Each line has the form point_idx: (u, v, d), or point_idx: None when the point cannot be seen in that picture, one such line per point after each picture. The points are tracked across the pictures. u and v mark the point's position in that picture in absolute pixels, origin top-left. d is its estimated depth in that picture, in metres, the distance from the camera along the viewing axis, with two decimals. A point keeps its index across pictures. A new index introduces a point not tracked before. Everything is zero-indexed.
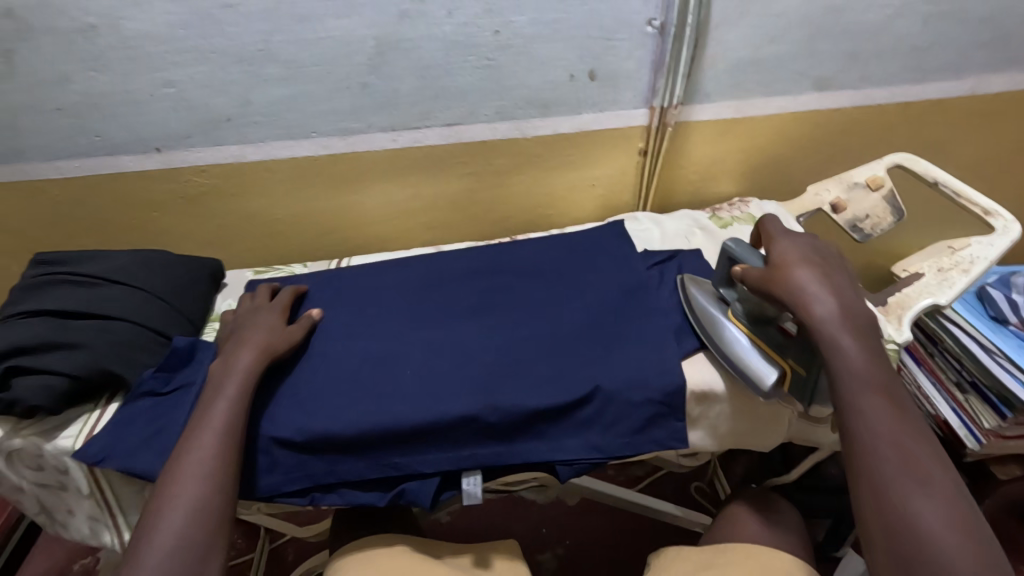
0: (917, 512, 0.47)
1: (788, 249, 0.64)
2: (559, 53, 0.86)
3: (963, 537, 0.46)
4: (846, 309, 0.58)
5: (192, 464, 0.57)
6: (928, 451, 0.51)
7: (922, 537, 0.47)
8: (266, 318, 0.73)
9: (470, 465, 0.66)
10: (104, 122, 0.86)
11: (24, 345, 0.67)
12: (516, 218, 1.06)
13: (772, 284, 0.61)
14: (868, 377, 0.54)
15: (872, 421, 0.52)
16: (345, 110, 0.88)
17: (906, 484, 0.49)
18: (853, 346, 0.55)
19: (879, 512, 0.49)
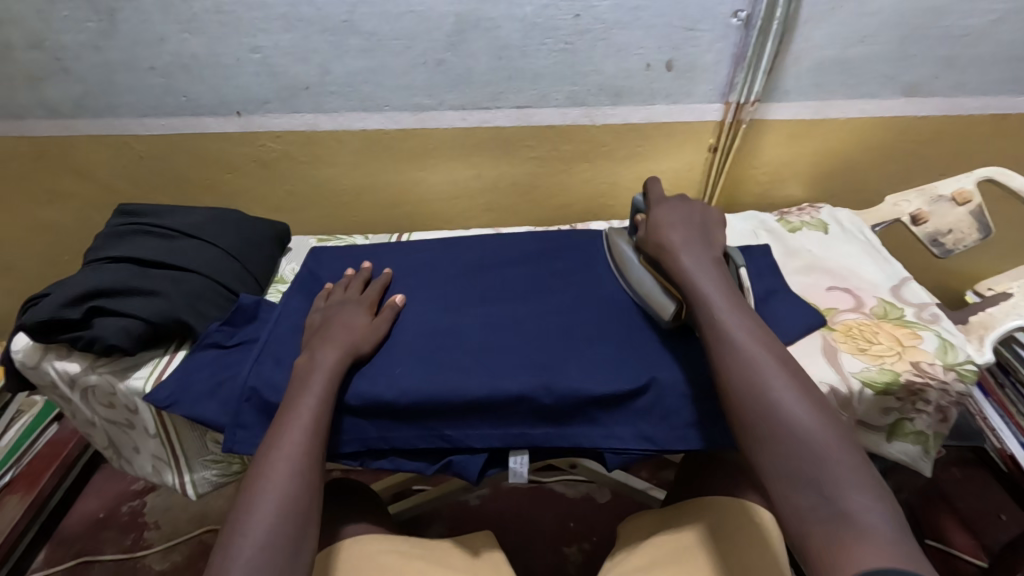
0: (769, 396, 0.52)
1: (660, 211, 0.73)
2: (639, 40, 0.85)
3: (807, 406, 0.51)
4: (696, 254, 0.66)
5: (280, 461, 0.57)
6: (771, 344, 0.56)
7: (773, 415, 0.51)
8: (355, 315, 0.72)
9: (519, 444, 0.66)
10: (191, 83, 0.90)
11: (107, 288, 0.71)
12: (576, 206, 1.06)
13: (651, 238, 0.71)
14: (712, 295, 0.61)
15: (721, 327, 0.58)
16: (420, 86, 0.90)
17: (756, 375, 0.54)
18: (702, 278, 0.63)
19: (740, 407, 0.53)
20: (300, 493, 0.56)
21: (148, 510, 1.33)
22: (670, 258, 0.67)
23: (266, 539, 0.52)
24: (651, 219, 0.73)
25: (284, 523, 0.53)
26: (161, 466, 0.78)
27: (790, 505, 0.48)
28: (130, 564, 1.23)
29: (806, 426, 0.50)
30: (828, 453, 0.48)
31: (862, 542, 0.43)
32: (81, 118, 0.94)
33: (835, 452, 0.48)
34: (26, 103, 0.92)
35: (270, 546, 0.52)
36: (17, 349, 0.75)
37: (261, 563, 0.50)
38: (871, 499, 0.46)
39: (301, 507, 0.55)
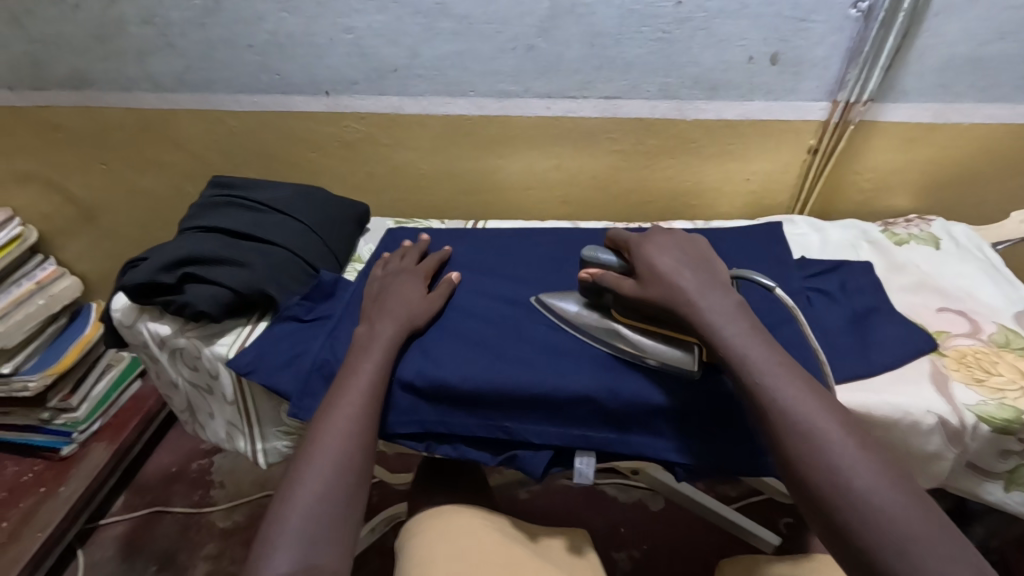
0: (845, 485, 0.45)
1: (652, 256, 0.62)
2: (745, 30, 0.80)
3: (891, 490, 0.44)
4: (716, 304, 0.57)
5: (336, 422, 0.58)
6: (830, 411, 0.49)
7: (854, 510, 0.44)
8: (409, 285, 0.73)
9: (584, 446, 0.64)
10: (285, 62, 0.92)
11: (200, 256, 0.73)
12: (657, 205, 1.02)
13: (652, 292, 0.60)
14: (751, 349, 0.53)
15: (769, 396, 0.50)
16: (507, 72, 0.88)
17: (830, 461, 0.46)
18: (735, 332, 0.54)
19: (813, 496, 0.46)
20: (356, 449, 0.56)
21: (215, 468, 1.40)
22: (688, 312, 0.57)
23: (320, 497, 0.53)
24: (642, 269, 0.61)
25: (337, 482, 0.54)
26: (236, 431, 0.81)
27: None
28: (197, 518, 1.30)
29: (897, 521, 0.43)
30: (927, 554, 0.42)
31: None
32: (182, 92, 0.98)
33: (937, 549, 0.42)
34: (135, 76, 0.97)
35: (323, 507, 0.52)
36: (115, 308, 0.79)
37: (312, 523, 0.51)
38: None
39: (355, 466, 0.56)
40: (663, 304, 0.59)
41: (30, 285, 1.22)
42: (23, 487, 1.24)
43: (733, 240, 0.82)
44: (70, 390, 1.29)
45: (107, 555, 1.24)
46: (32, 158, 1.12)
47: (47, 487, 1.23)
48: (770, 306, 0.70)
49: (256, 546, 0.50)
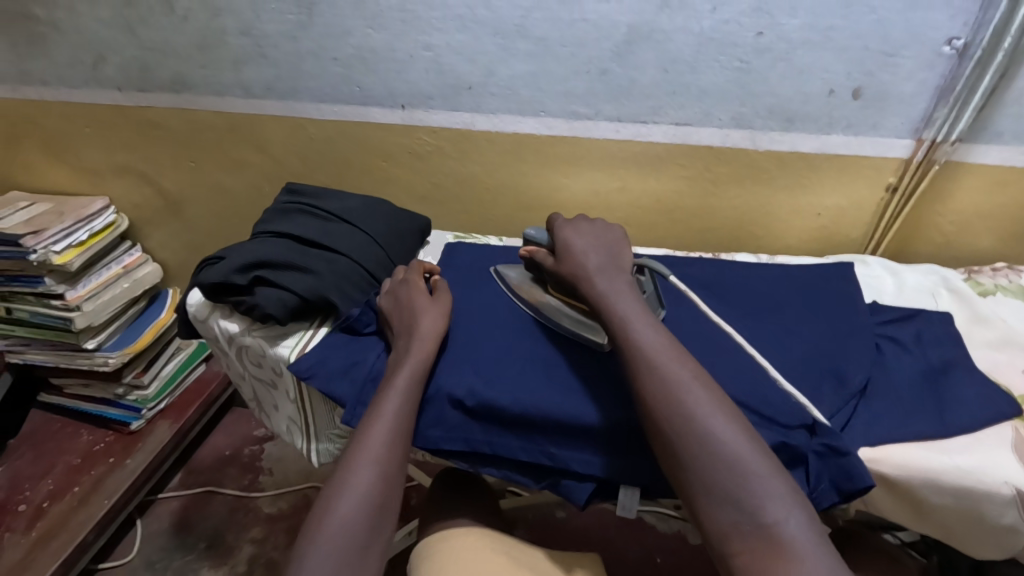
0: (688, 416, 0.52)
1: (567, 238, 0.71)
2: (827, 62, 0.80)
3: (722, 419, 0.52)
4: (611, 278, 0.65)
5: (359, 471, 0.57)
6: (684, 360, 0.57)
7: (689, 436, 0.51)
8: (422, 294, 0.73)
9: (630, 481, 0.63)
10: (366, 75, 0.96)
11: (271, 260, 0.78)
12: (719, 233, 1.00)
13: (564, 267, 0.69)
14: (631, 316, 0.61)
15: (636, 346, 0.58)
16: (579, 94, 0.90)
17: (680, 399, 0.53)
18: (620, 302, 0.62)
19: (660, 427, 0.53)
20: (382, 484, 0.57)
21: (265, 456, 1.45)
22: (587, 281, 0.66)
23: (340, 550, 0.53)
24: (561, 249, 0.70)
25: (357, 535, 0.54)
26: (293, 429, 0.85)
27: (714, 522, 0.49)
28: (245, 502, 1.35)
29: (726, 443, 0.51)
30: (746, 467, 0.49)
31: (783, 556, 0.45)
32: (269, 99, 1.04)
33: (756, 467, 0.50)
34: (228, 83, 1.04)
35: (347, 561, 0.53)
36: (190, 303, 0.84)
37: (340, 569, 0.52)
38: (791, 509, 0.48)
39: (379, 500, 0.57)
40: (570, 274, 0.68)
41: (117, 269, 1.31)
42: (93, 456, 1.33)
43: (802, 279, 0.80)
44: (143, 368, 1.37)
45: (161, 528, 1.31)
46: (130, 152, 1.21)
47: (115, 458, 1.32)
48: (814, 350, 0.69)
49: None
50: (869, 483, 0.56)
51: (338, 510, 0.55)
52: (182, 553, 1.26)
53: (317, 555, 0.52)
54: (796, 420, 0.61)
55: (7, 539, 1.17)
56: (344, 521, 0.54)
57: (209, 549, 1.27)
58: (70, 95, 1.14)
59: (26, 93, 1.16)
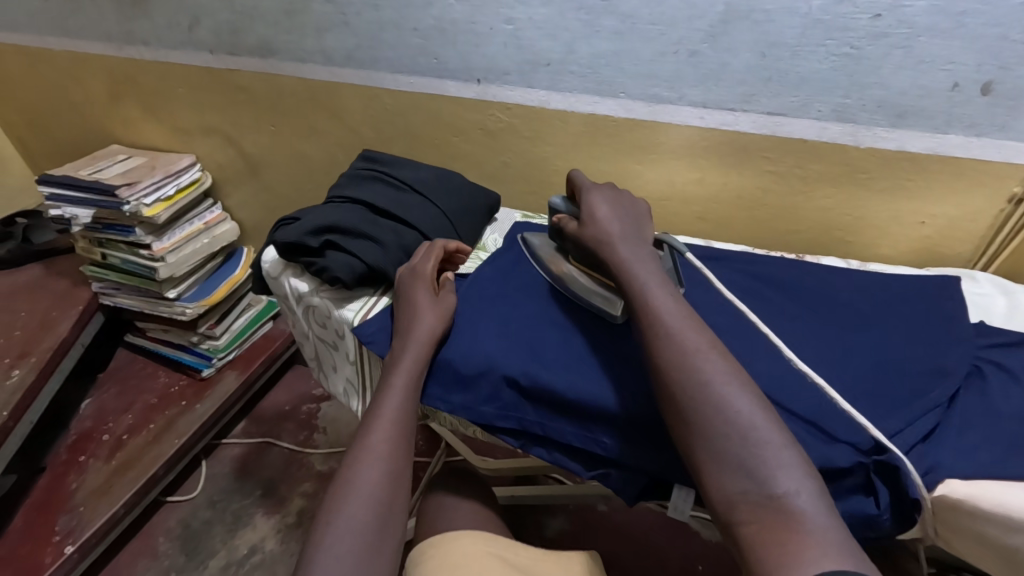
0: (704, 383, 0.49)
1: (593, 202, 0.67)
2: (954, 52, 0.71)
3: (740, 388, 0.48)
4: (634, 247, 0.63)
5: (365, 469, 0.58)
6: (702, 328, 0.54)
7: (700, 402, 0.48)
8: (420, 295, 0.71)
9: (687, 483, 0.59)
10: (444, 47, 0.95)
11: (345, 226, 0.78)
12: (805, 235, 0.93)
13: (586, 232, 0.66)
14: (649, 284, 0.58)
15: (652, 310, 0.55)
16: (664, 76, 0.84)
17: (696, 365, 0.50)
18: (638, 268, 0.60)
19: (672, 392, 0.50)
20: (386, 481, 0.57)
21: (321, 415, 1.51)
22: (610, 248, 0.63)
23: (351, 549, 0.53)
24: (584, 216, 0.67)
25: (368, 531, 0.54)
26: (351, 390, 0.87)
27: (723, 490, 0.46)
28: (300, 456, 1.42)
29: (739, 411, 0.47)
30: (760, 437, 0.46)
31: (792, 529, 0.42)
32: (348, 68, 1.05)
33: (768, 437, 0.46)
34: (311, 49, 1.06)
35: (359, 557, 0.53)
36: (266, 260, 0.87)
37: (351, 567, 0.52)
38: (802, 481, 0.44)
39: (386, 497, 0.57)
40: (592, 242, 0.65)
41: (199, 225, 1.38)
42: (168, 398, 1.43)
43: (896, 293, 0.72)
44: (216, 321, 1.45)
45: (223, 471, 1.40)
46: (217, 114, 1.26)
47: (187, 401, 1.41)
48: (907, 368, 0.63)
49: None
50: (918, 497, 0.52)
51: (346, 508, 0.55)
52: (240, 497, 1.34)
53: (328, 553, 0.52)
54: (856, 441, 0.56)
55: (90, 465, 1.28)
56: (354, 520, 0.54)
57: (264, 497, 1.34)
58: (167, 56, 1.20)
59: (128, 53, 1.23)
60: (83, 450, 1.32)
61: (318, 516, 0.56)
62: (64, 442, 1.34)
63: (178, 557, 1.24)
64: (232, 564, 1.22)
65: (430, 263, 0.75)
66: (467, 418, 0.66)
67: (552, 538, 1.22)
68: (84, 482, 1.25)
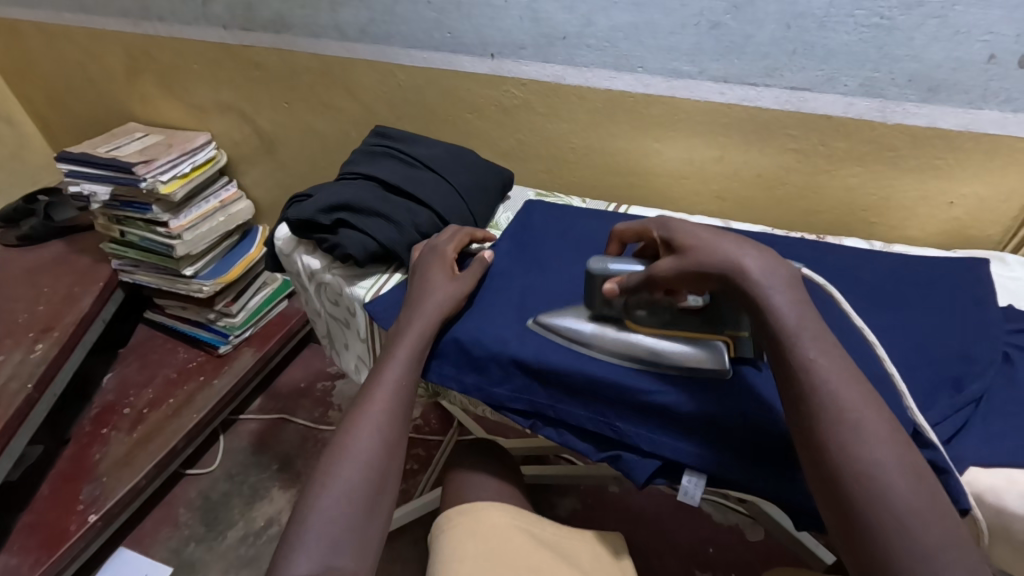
0: (879, 479, 0.43)
1: (689, 228, 0.57)
2: (992, 22, 0.67)
3: (919, 488, 0.43)
4: (770, 273, 0.52)
5: (360, 435, 0.58)
6: (873, 397, 0.47)
7: (875, 496, 0.43)
8: (438, 273, 0.71)
9: (696, 465, 0.58)
10: (458, 20, 0.93)
11: (356, 204, 0.78)
12: (828, 215, 0.91)
13: (692, 262, 0.54)
14: (805, 330, 0.49)
15: (815, 369, 0.48)
16: (684, 49, 0.82)
17: (872, 456, 0.44)
18: (785, 304, 0.50)
19: (837, 479, 0.45)
20: (380, 450, 0.57)
21: (336, 393, 1.53)
22: (734, 274, 0.52)
23: (341, 516, 0.53)
24: (681, 238, 0.56)
25: (359, 498, 0.54)
26: (363, 367, 0.88)
27: None
28: (315, 433, 1.44)
29: (919, 517, 0.42)
30: (945, 555, 0.41)
31: None
32: (362, 43, 1.03)
33: (954, 555, 0.41)
34: (325, 24, 1.04)
35: (348, 523, 0.53)
36: (279, 237, 0.87)
37: (339, 532, 0.52)
38: None
39: (380, 466, 0.57)
40: (704, 267, 0.53)
41: (214, 203, 1.38)
42: (187, 372, 1.45)
43: (922, 275, 0.70)
44: (232, 298, 1.46)
45: (241, 445, 1.43)
46: (232, 91, 1.26)
47: (205, 376, 1.43)
48: (930, 352, 0.61)
49: (285, 539, 0.52)
50: (967, 507, 0.50)
51: (337, 473, 0.55)
52: (257, 471, 1.37)
53: (316, 517, 0.53)
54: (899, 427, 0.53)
55: (113, 437, 1.31)
56: (345, 487, 0.55)
57: (281, 471, 1.36)
58: (182, 31, 1.19)
59: (144, 28, 1.22)
60: (105, 422, 1.35)
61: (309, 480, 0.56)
62: (87, 414, 1.37)
63: (198, 527, 1.27)
64: (250, 535, 1.25)
65: (450, 247, 0.74)
66: (478, 398, 0.67)
67: (563, 517, 1.23)
68: (106, 453, 1.28)
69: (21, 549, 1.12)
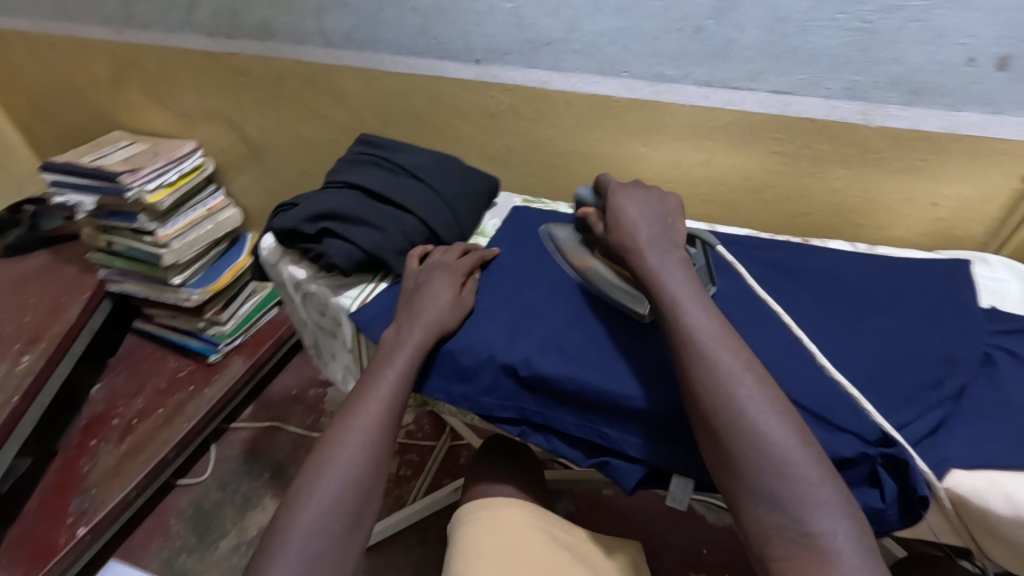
0: (737, 411, 0.49)
1: (619, 204, 0.66)
2: (973, 24, 0.68)
3: (777, 417, 0.48)
4: (662, 253, 0.61)
5: (347, 448, 0.57)
6: (736, 342, 0.53)
7: (744, 434, 0.48)
8: (447, 285, 0.70)
9: (685, 471, 0.58)
10: (443, 27, 0.93)
11: (340, 212, 0.78)
12: (814, 217, 0.91)
13: (615, 236, 0.64)
14: (678, 292, 0.57)
15: (688, 325, 0.54)
16: (669, 53, 0.82)
17: (731, 390, 0.49)
18: (669, 275, 0.58)
19: (703, 415, 0.50)
20: (366, 468, 0.57)
21: (328, 400, 1.52)
22: (638, 253, 0.61)
23: (321, 534, 0.53)
24: (611, 216, 0.66)
25: (339, 516, 0.54)
26: (351, 377, 0.87)
27: (757, 523, 0.46)
28: (307, 440, 1.43)
29: (775, 441, 0.47)
30: (796, 470, 0.46)
31: (828, 567, 0.42)
32: (348, 50, 1.03)
33: (808, 473, 0.46)
34: (310, 31, 1.04)
35: (326, 540, 0.53)
36: (263, 247, 0.86)
37: (318, 551, 0.52)
38: (839, 518, 0.44)
39: (364, 484, 0.56)
40: (620, 245, 0.64)
41: (202, 211, 1.37)
42: (177, 382, 1.44)
43: (905, 277, 0.71)
44: (221, 307, 1.46)
45: (232, 453, 1.42)
46: (218, 98, 1.25)
47: (195, 386, 1.42)
48: (914, 355, 0.61)
49: (263, 552, 0.52)
50: (925, 494, 0.51)
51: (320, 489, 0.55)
52: (249, 479, 1.36)
53: (295, 535, 0.52)
54: (864, 433, 0.55)
55: (101, 449, 1.30)
56: (326, 502, 0.54)
57: (273, 479, 1.36)
58: (167, 39, 1.19)
59: (128, 37, 1.22)
60: (94, 433, 1.34)
61: (290, 492, 0.56)
62: (76, 426, 1.36)
63: (190, 537, 1.26)
64: (242, 544, 1.24)
65: (466, 264, 0.74)
66: (466, 408, 0.66)
67: None
68: (95, 464, 1.27)
69: (9, 563, 1.11)
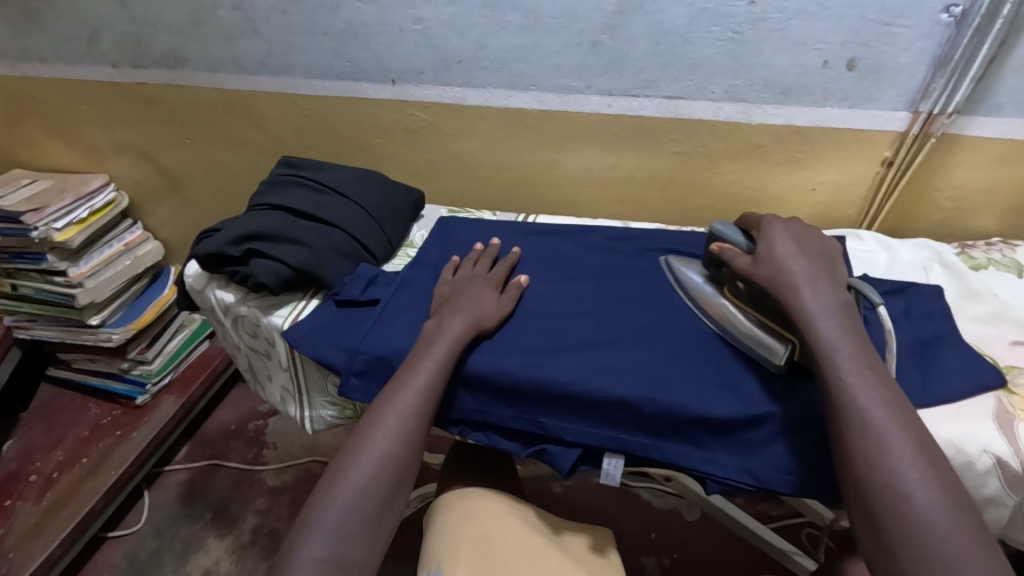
0: (902, 494, 0.46)
1: (772, 239, 0.63)
2: (823, 33, 0.78)
3: (942, 506, 0.45)
4: (822, 293, 0.58)
5: (383, 436, 0.59)
6: (907, 420, 0.49)
7: (888, 487, 0.46)
8: (484, 292, 0.72)
9: (613, 447, 0.63)
10: (357, 50, 0.95)
11: (265, 233, 0.78)
12: (716, 209, 1.00)
13: (761, 270, 0.61)
14: (844, 353, 0.53)
15: (849, 389, 0.51)
16: (570, 67, 0.88)
17: (895, 471, 0.46)
18: (828, 328, 0.55)
19: (861, 492, 0.47)
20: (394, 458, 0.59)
21: (269, 430, 1.48)
22: (790, 291, 0.58)
23: (350, 514, 0.56)
24: (762, 249, 0.63)
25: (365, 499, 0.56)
26: (288, 398, 0.87)
27: None
28: (250, 474, 1.39)
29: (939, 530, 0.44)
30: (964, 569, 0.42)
31: None
32: (263, 74, 1.04)
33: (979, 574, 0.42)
34: (222, 59, 1.04)
35: (353, 521, 0.55)
36: (189, 274, 0.85)
37: (350, 529, 0.55)
38: None
39: (395, 470, 0.59)
40: (766, 282, 0.60)
41: (119, 247, 1.32)
42: (102, 429, 1.36)
43: None
44: (147, 345, 1.40)
45: (169, 497, 1.35)
46: (129, 130, 1.22)
47: (122, 430, 1.35)
48: None
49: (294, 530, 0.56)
50: None
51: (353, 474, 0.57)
52: (189, 522, 1.30)
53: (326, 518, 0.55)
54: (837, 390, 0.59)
55: (20, 508, 1.21)
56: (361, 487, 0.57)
57: (215, 519, 1.30)
58: (68, 72, 1.15)
59: (24, 71, 1.16)
60: (10, 492, 1.24)
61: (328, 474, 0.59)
62: None
63: None
64: None
65: (502, 273, 0.76)
66: None
67: None
68: (13, 525, 1.18)
69: None
